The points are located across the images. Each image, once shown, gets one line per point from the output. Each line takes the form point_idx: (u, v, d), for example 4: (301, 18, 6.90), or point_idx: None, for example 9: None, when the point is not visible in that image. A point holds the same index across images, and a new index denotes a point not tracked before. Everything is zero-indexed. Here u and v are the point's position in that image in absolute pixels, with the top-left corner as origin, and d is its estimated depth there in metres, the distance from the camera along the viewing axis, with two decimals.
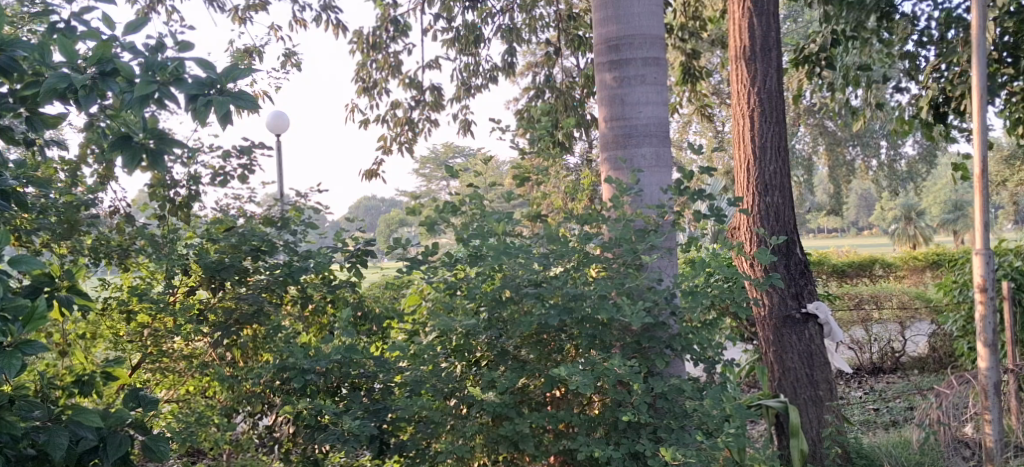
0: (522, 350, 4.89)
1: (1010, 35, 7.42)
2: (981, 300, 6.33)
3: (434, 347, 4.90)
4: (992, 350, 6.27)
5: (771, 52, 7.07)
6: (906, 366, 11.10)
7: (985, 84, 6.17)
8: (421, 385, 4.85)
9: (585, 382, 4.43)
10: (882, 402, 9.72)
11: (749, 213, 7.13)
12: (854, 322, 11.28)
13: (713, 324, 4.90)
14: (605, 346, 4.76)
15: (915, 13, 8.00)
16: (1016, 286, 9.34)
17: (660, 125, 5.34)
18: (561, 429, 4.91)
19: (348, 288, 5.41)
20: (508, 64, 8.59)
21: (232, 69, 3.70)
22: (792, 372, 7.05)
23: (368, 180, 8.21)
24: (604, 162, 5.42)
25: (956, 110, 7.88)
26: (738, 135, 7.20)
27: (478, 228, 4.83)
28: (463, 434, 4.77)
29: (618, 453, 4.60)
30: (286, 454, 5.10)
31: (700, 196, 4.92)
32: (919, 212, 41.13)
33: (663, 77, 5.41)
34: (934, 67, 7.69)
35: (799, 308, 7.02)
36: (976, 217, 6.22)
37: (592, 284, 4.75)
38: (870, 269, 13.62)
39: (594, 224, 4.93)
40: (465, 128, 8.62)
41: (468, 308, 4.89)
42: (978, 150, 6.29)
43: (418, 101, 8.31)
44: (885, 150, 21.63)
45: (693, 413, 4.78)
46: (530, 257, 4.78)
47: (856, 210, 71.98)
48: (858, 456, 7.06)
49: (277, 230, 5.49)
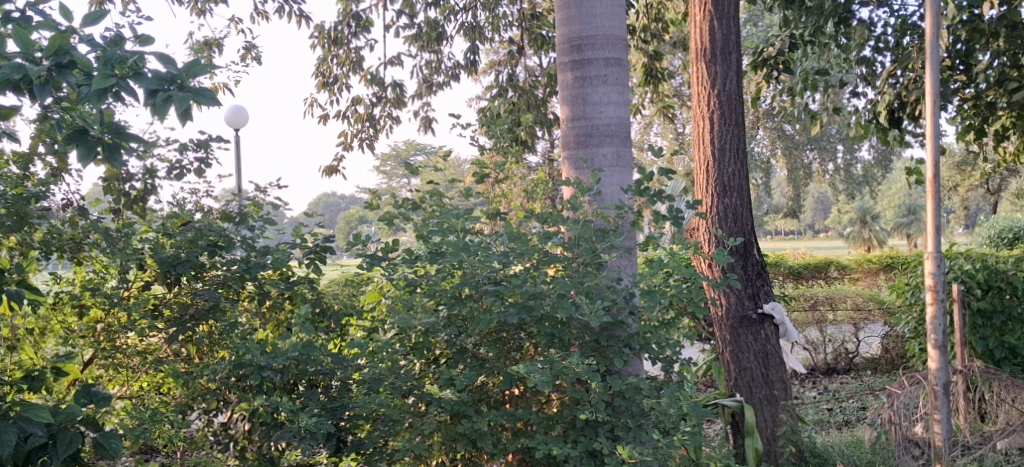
0: (481, 348, 4.90)
1: (963, 44, 7.56)
2: (931, 302, 6.46)
3: (392, 345, 4.90)
4: (942, 352, 6.38)
5: (731, 55, 7.13)
6: (860, 367, 11.25)
7: (938, 90, 6.32)
8: (378, 382, 4.84)
9: (543, 380, 4.45)
10: (836, 402, 9.84)
11: (708, 214, 7.19)
12: (810, 323, 11.41)
13: (671, 323, 4.94)
14: (564, 345, 4.78)
15: (872, 19, 8.09)
16: (965, 289, 9.50)
17: (620, 125, 5.37)
18: (519, 428, 4.92)
19: (307, 285, 5.37)
20: (470, 62, 8.58)
21: (192, 65, 3.66)
22: (748, 372, 7.10)
23: (328, 176, 8.15)
24: (565, 161, 5.44)
25: (911, 115, 7.99)
26: (698, 136, 7.26)
27: (438, 225, 4.83)
28: (420, 432, 4.78)
29: (574, 451, 4.64)
30: (241, 452, 5.06)
31: (660, 197, 4.97)
32: (874, 216, 41.64)
33: (624, 77, 5.43)
34: (891, 73, 7.85)
35: (755, 309, 7.11)
36: (928, 221, 6.35)
37: (551, 283, 4.76)
38: (825, 271, 13.77)
39: (553, 223, 4.95)
40: (427, 126, 8.61)
41: (427, 306, 4.90)
42: (931, 155, 6.43)
43: (379, 98, 8.28)
44: (842, 154, 21.86)
45: (650, 412, 4.81)
46: (490, 255, 4.78)
47: (812, 213, 72.80)
48: (812, 455, 7.19)
49: (234, 225, 5.42)
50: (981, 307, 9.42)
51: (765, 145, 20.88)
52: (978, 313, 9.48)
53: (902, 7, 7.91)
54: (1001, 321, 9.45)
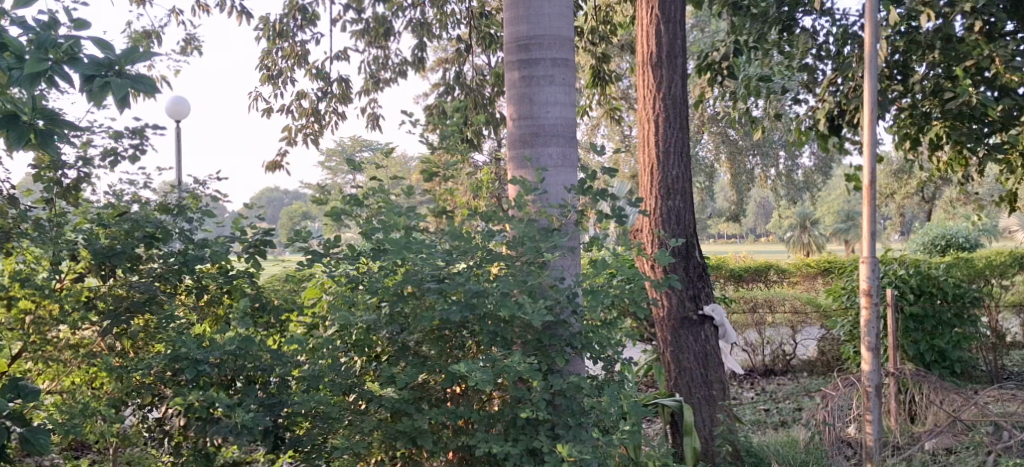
0: (423, 346, 4.89)
1: (900, 54, 7.77)
2: (866, 306, 6.62)
3: (334, 342, 4.88)
4: (875, 354, 6.56)
5: (677, 59, 7.19)
6: (796, 369, 11.52)
7: (875, 99, 6.55)
8: (319, 379, 4.82)
9: (484, 379, 4.46)
10: (772, 403, 9.99)
11: (651, 216, 7.24)
12: (749, 325, 11.55)
13: (613, 323, 4.98)
14: (506, 343, 4.80)
15: (814, 28, 8.20)
16: (898, 294, 9.68)
17: (567, 126, 5.39)
18: (460, 425, 4.92)
19: (247, 279, 5.27)
20: (417, 59, 8.55)
21: (130, 52, 3.74)
22: (687, 373, 7.17)
23: (271, 171, 8.06)
24: (510, 160, 5.44)
25: (850, 122, 8.12)
26: (643, 138, 7.31)
27: (381, 221, 4.82)
28: (360, 430, 4.78)
29: (515, 450, 4.65)
30: (176, 448, 5.05)
31: (604, 196, 5.00)
32: (814, 221, 42.21)
33: (571, 78, 5.46)
34: (832, 81, 8.02)
35: (696, 310, 7.18)
36: (864, 226, 6.52)
37: (494, 281, 4.76)
38: (765, 274, 13.94)
39: (497, 222, 4.97)
40: (373, 122, 8.56)
41: (369, 303, 4.88)
42: (868, 162, 6.60)
43: (324, 93, 8.22)
44: (784, 160, 22.05)
45: (590, 411, 4.85)
46: (434, 253, 4.75)
47: (754, 218, 73.73)
48: (748, 455, 7.10)
49: (173, 216, 5.31)
50: (914, 311, 9.61)
51: (710, 148, 21.11)
52: (911, 317, 9.67)
53: (844, 16, 8.04)
54: (932, 325, 9.67)
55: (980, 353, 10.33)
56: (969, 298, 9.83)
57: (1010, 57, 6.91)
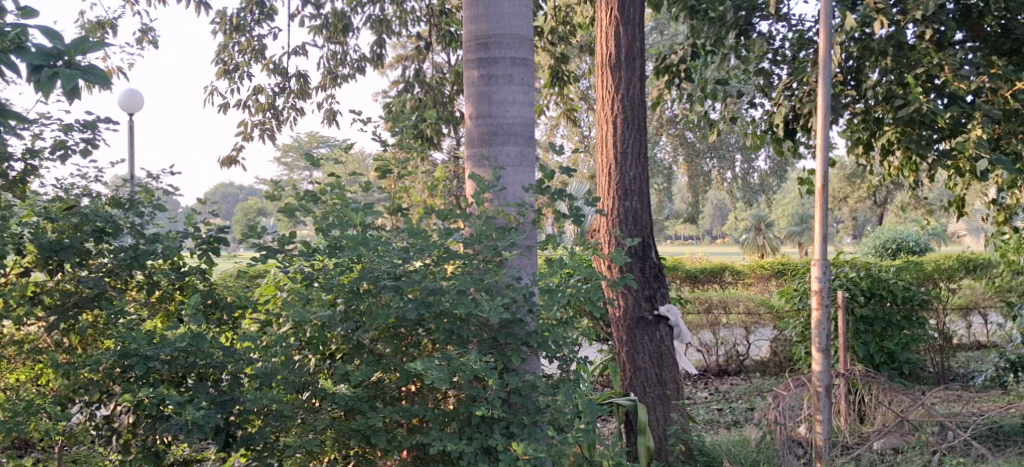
0: (378, 344, 4.88)
1: (855, 60, 7.88)
2: (817, 307, 6.71)
3: (287, 339, 4.85)
4: (825, 355, 6.67)
5: (635, 61, 7.22)
6: (749, 369, 11.60)
7: (828, 104, 6.67)
8: (271, 377, 4.77)
9: (440, 377, 4.46)
10: (725, 403, 10.08)
11: (608, 216, 7.28)
12: (703, 326, 11.66)
13: (569, 322, 4.99)
14: (462, 341, 4.79)
15: (771, 33, 8.28)
16: (849, 296, 9.80)
17: (525, 125, 5.39)
18: (414, 424, 4.89)
19: (198, 275, 5.23)
20: (376, 55, 8.51)
21: (80, 42, 3.73)
22: (642, 372, 7.21)
23: (227, 167, 7.98)
24: (468, 159, 5.44)
25: (804, 127, 8.24)
26: (602, 139, 7.34)
27: (337, 218, 4.78)
28: (313, 428, 4.79)
29: (469, 448, 4.66)
30: (124, 447, 4.95)
31: (561, 196, 5.00)
32: (769, 224, 42.58)
33: (530, 77, 5.46)
34: (787, 85, 8.09)
35: (652, 310, 7.23)
36: (816, 229, 6.63)
37: (450, 279, 4.73)
38: (720, 276, 14.04)
39: (455, 219, 4.97)
40: (330, 118, 8.51)
41: (324, 300, 4.82)
42: (820, 165, 6.70)
43: (282, 88, 8.16)
44: (739, 163, 22.14)
45: (545, 409, 4.85)
46: (391, 250, 4.73)
47: (710, 220, 74.25)
48: (700, 453, 7.26)
49: (124, 211, 5.22)
50: (864, 314, 9.73)
51: (668, 150, 21.24)
52: (861, 319, 9.79)
53: (800, 22, 8.13)
54: (881, 327, 9.80)
55: (928, 354, 10.53)
56: (918, 300, 9.98)
57: (959, 65, 6.93)
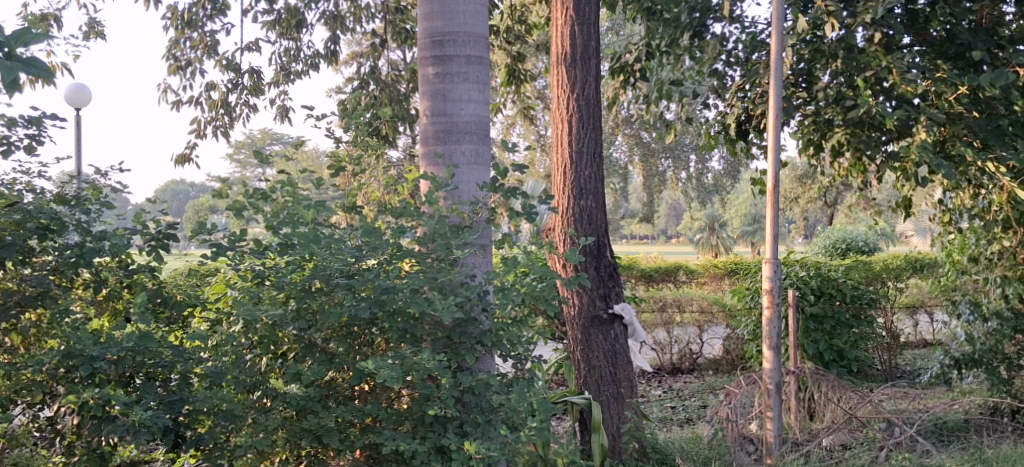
0: (331, 343, 4.85)
1: (805, 62, 7.98)
2: (768, 306, 6.78)
3: (237, 338, 4.81)
4: (776, 353, 6.74)
5: (590, 61, 7.25)
6: (702, 367, 11.68)
7: (779, 105, 6.74)
8: (221, 376, 4.74)
9: (392, 376, 4.45)
10: (678, 401, 10.15)
11: (563, 214, 7.29)
12: (657, 325, 11.73)
13: (523, 321, 4.99)
14: (415, 340, 4.78)
15: (724, 34, 8.33)
16: (799, 295, 9.89)
17: (480, 123, 5.39)
18: (367, 424, 4.89)
19: (147, 274, 5.16)
20: (330, 52, 8.46)
21: (21, 33, 3.66)
22: (596, 371, 7.23)
23: (180, 165, 7.88)
24: (423, 157, 5.41)
25: (757, 127, 8.33)
26: (557, 138, 7.35)
27: (288, 215, 4.73)
28: (263, 427, 4.71)
29: (422, 448, 4.65)
30: (68, 449, 4.88)
31: (515, 194, 5.04)
32: (722, 224, 42.92)
33: (485, 76, 5.45)
34: (740, 87, 8.17)
35: (606, 309, 7.24)
36: (767, 228, 6.69)
37: (403, 278, 4.71)
38: (675, 275, 14.12)
39: (409, 218, 4.93)
40: (283, 114, 8.44)
41: (275, 298, 4.76)
42: (772, 166, 6.77)
43: (234, 85, 8.07)
44: (694, 163, 22.26)
45: (499, 408, 4.86)
46: (343, 248, 4.70)
47: (665, 219, 74.70)
48: (653, 451, 7.27)
49: (69, 208, 5.08)
50: (814, 312, 9.84)
51: (624, 150, 21.36)
52: (811, 318, 9.90)
53: (753, 24, 8.20)
54: (831, 325, 9.93)
55: (877, 352, 10.65)
56: (866, 299, 10.12)
57: (906, 69, 7.03)
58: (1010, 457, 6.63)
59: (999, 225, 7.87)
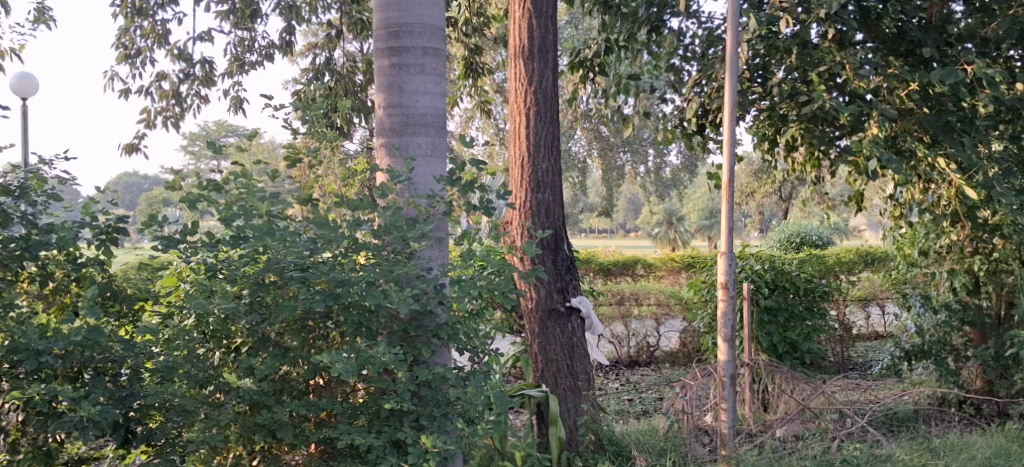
0: (285, 337, 4.79)
1: (760, 58, 8.05)
2: (723, 298, 6.82)
3: (189, 332, 4.77)
4: (731, 345, 6.78)
5: (548, 54, 7.25)
6: (659, 360, 11.80)
7: (735, 99, 6.80)
8: (173, 371, 4.69)
9: (347, 370, 4.44)
10: (635, 393, 10.21)
11: (520, 208, 7.29)
12: (615, 318, 11.78)
13: (480, 314, 5.00)
14: (371, 333, 4.76)
15: (681, 29, 8.38)
16: (754, 288, 9.99)
17: (436, 115, 5.37)
18: (322, 418, 4.89)
19: (96, 267, 5.05)
20: (285, 42, 8.37)
21: None
22: (554, 364, 7.22)
23: (128, 154, 7.76)
24: (379, 149, 5.38)
25: (713, 122, 8.39)
26: (514, 131, 7.34)
27: (241, 207, 4.66)
28: (217, 423, 4.69)
29: (378, 441, 4.66)
30: (11, 445, 4.77)
31: (470, 187, 5.06)
32: (679, 218, 43.15)
33: (441, 68, 5.43)
34: (696, 81, 8.23)
35: (563, 302, 7.25)
36: (722, 221, 6.73)
37: (359, 271, 4.69)
38: (632, 269, 14.16)
39: (364, 210, 4.85)
40: (236, 105, 8.35)
41: (229, 292, 4.76)
42: (727, 160, 6.83)
43: (186, 75, 7.97)
44: (652, 158, 22.32)
45: (455, 401, 4.87)
46: (297, 240, 4.67)
47: (623, 214, 74.99)
48: (609, 443, 7.29)
49: (13, 199, 4.93)
50: (769, 305, 9.93)
51: (582, 145, 21.42)
52: (765, 310, 9.99)
53: (710, 19, 8.25)
54: (785, 318, 10.03)
55: (828, 344, 10.89)
56: (820, 292, 10.24)
57: (859, 65, 7.10)
58: (958, 445, 6.85)
59: (948, 220, 7.94)
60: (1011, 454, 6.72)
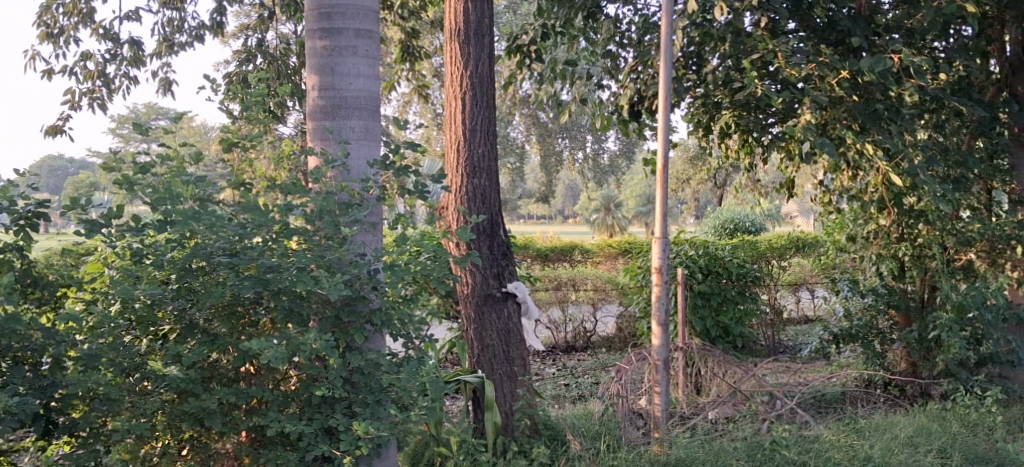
0: (213, 323, 4.73)
1: (694, 46, 8.13)
2: (657, 283, 6.90)
3: (114, 318, 4.66)
4: (664, 329, 6.86)
5: (484, 38, 7.23)
6: (596, 345, 11.89)
7: (670, 85, 6.84)
8: (96, 358, 4.55)
9: (277, 356, 4.40)
10: (572, 378, 10.26)
11: (456, 193, 7.26)
12: (552, 303, 11.82)
13: (413, 300, 4.97)
14: (302, 319, 4.72)
15: (618, 16, 8.43)
16: (688, 273, 10.10)
17: (369, 98, 5.31)
18: (252, 406, 4.84)
19: (15, 253, 4.78)
20: (217, 23, 8.22)
21: None
22: (490, 349, 7.20)
23: (51, 136, 7.57)
24: (311, 132, 5.30)
25: (649, 109, 8.44)
26: (450, 115, 7.30)
27: (166, 191, 4.53)
28: (142, 411, 4.64)
29: (309, 428, 4.70)
30: None
31: (405, 171, 5.01)
32: (616, 204, 43.32)
33: (375, 50, 5.37)
34: (632, 68, 8.30)
35: (499, 287, 7.23)
36: (657, 206, 6.79)
37: (290, 256, 4.64)
38: (570, 255, 14.20)
39: (295, 194, 4.77)
40: (166, 87, 8.18)
41: (155, 277, 4.67)
42: (661, 146, 6.87)
43: (113, 55, 7.79)
44: (591, 144, 22.33)
45: (389, 387, 4.85)
46: (225, 225, 4.60)
47: (562, 200, 75.19)
48: (545, 428, 7.20)
49: None
50: (702, 289, 10.04)
51: (521, 130, 21.45)
52: (698, 295, 10.09)
53: (645, 6, 8.30)
54: (717, 302, 10.14)
55: (760, 328, 11.05)
56: (752, 277, 10.38)
57: (790, 53, 7.27)
58: (881, 425, 7.03)
59: (874, 206, 8.19)
60: (931, 433, 6.92)
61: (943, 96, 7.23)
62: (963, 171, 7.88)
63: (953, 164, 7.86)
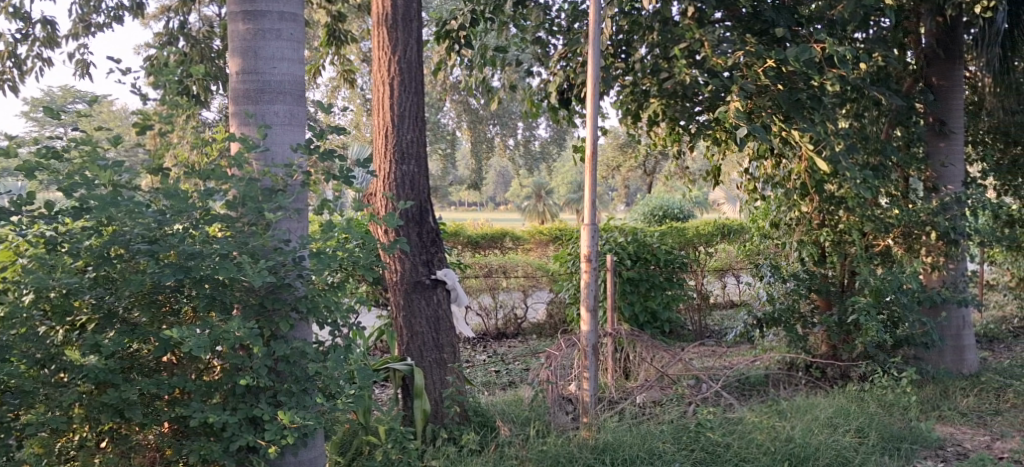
0: (133, 312, 4.64)
1: (623, 34, 8.20)
2: (586, 270, 6.94)
3: (26, 309, 4.50)
4: (593, 315, 6.90)
5: (412, 23, 7.17)
6: (526, 331, 11.97)
7: (598, 73, 6.85)
8: (7, 350, 4.48)
9: (199, 345, 4.36)
10: (502, 365, 10.27)
11: (384, 179, 7.20)
12: (482, 289, 11.79)
13: (340, 287, 4.91)
14: (225, 308, 4.67)
15: (547, 4, 8.47)
16: (617, 260, 10.19)
17: (294, 83, 5.23)
18: (174, 396, 4.76)
19: None
20: (136, 4, 8.03)
21: None
22: (419, 337, 7.16)
23: None
24: (233, 117, 5.20)
25: (578, 96, 8.48)
26: (377, 101, 7.23)
27: (81, 177, 4.43)
28: (58, 404, 4.53)
29: (232, 419, 4.64)
30: None
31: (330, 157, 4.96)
32: (547, 191, 43.40)
33: (299, 33, 5.28)
34: (562, 55, 8.31)
35: (428, 274, 7.20)
36: (585, 193, 6.82)
37: (212, 243, 4.58)
38: (501, 242, 14.19)
39: (217, 180, 4.66)
40: (83, 69, 7.97)
41: (72, 266, 4.54)
42: (590, 132, 6.88)
43: (25, 35, 7.56)
44: (522, 130, 22.30)
45: (315, 376, 4.82)
46: (144, 212, 4.51)
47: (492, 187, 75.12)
48: (474, 414, 7.14)
49: None
50: (630, 275, 10.13)
51: (452, 116, 21.32)
52: (627, 281, 10.16)
53: None
54: (646, 288, 10.24)
55: (688, 313, 11.20)
56: (679, 263, 10.50)
57: (716, 42, 7.37)
58: (802, 406, 7.17)
59: (798, 193, 8.30)
60: (850, 413, 7.08)
61: (863, 85, 7.39)
62: (882, 159, 8.09)
63: (872, 152, 8.04)
